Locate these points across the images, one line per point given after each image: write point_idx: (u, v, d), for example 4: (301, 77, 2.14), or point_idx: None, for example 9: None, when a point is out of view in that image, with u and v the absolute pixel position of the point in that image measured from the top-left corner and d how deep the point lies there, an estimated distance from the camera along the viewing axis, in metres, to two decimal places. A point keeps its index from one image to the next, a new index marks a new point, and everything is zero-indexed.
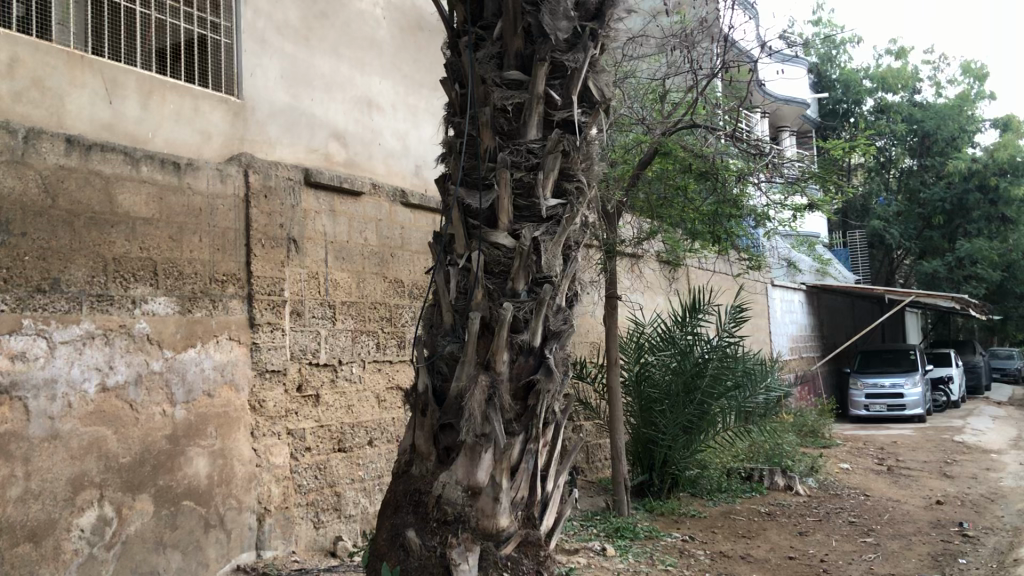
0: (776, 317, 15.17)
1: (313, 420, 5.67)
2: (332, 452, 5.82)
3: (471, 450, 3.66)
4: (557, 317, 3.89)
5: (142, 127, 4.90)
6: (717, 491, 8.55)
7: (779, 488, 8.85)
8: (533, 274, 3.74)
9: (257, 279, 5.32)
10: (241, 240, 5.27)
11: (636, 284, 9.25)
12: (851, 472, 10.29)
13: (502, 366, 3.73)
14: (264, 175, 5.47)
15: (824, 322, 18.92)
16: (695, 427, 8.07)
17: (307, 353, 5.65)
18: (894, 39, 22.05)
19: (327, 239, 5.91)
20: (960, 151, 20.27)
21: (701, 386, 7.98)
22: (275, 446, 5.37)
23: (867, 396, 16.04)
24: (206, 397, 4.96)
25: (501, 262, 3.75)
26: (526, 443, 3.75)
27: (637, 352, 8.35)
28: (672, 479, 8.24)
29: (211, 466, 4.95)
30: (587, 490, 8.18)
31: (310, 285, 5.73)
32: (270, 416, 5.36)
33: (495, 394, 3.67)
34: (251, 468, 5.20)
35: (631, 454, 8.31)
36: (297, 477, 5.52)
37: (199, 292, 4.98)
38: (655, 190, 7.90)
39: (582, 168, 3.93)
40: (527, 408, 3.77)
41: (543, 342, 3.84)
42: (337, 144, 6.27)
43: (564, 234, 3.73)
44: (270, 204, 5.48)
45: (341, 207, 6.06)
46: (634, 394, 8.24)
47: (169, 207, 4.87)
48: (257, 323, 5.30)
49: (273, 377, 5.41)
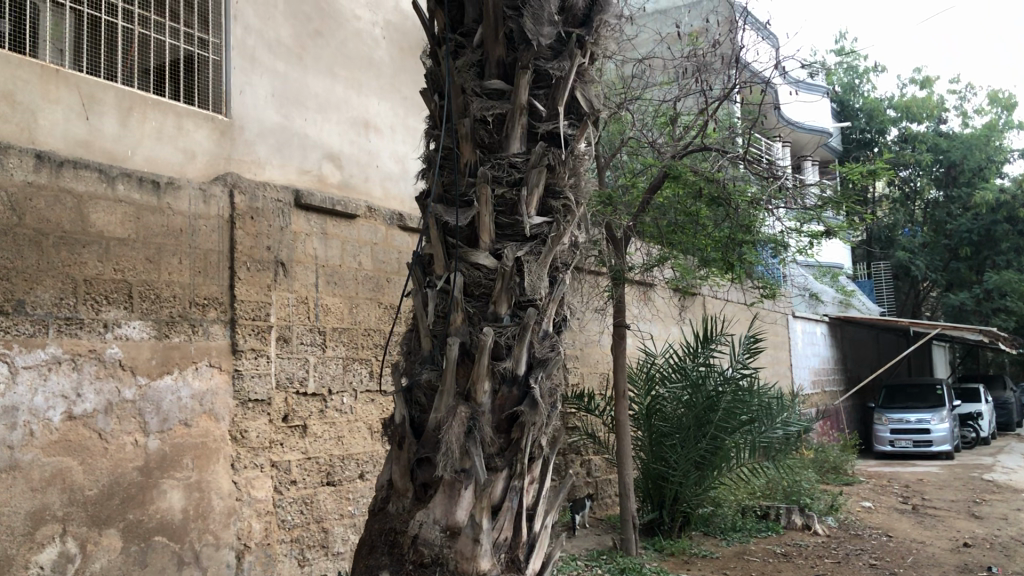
0: (797, 349, 14.79)
1: (299, 452, 5.42)
2: (320, 485, 5.56)
3: (450, 487, 3.38)
4: (543, 343, 3.62)
5: (120, 144, 4.72)
6: (731, 530, 8.18)
7: (796, 527, 8.48)
8: (516, 297, 3.50)
9: (241, 304, 5.10)
10: (224, 263, 5.06)
11: (643, 312, 8.96)
12: (874, 511, 9.88)
13: (484, 397, 3.45)
14: (251, 196, 5.27)
15: (847, 355, 18.47)
16: (707, 462, 7.72)
17: (294, 381, 5.42)
18: (918, 68, 21.71)
19: (318, 263, 5.69)
20: (989, 181, 19.72)
21: (713, 420, 7.67)
22: (257, 479, 5.12)
23: (892, 431, 15.56)
24: (182, 427, 4.73)
25: (482, 284, 3.51)
26: (509, 480, 3.48)
27: (647, 385, 7.97)
28: (683, 517, 7.91)
29: (187, 500, 4.70)
30: (594, 527, 7.85)
31: (299, 310, 5.51)
32: (252, 447, 5.12)
33: (475, 426, 3.41)
34: (230, 502, 4.95)
35: (641, 491, 7.98)
36: (280, 512, 5.26)
37: (178, 316, 4.77)
38: (666, 217, 7.63)
39: (569, 185, 3.68)
40: (510, 442, 3.49)
41: (528, 370, 3.56)
42: (331, 165, 6.08)
43: (549, 255, 3.49)
44: (257, 225, 5.27)
45: (333, 230, 5.85)
46: (644, 428, 7.94)
47: (146, 226, 4.66)
48: (240, 349, 5.07)
49: (256, 407, 5.17)
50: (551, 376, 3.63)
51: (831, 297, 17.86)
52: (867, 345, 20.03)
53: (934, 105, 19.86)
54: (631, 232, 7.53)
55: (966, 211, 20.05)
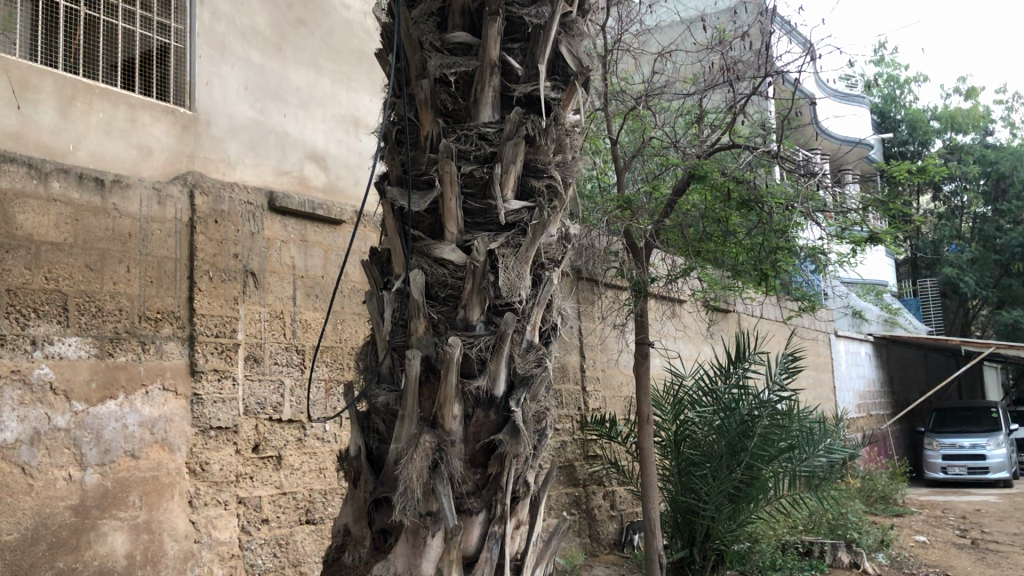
0: (840, 371, 13.93)
1: (272, 486, 4.79)
2: (298, 524, 4.91)
3: (413, 534, 2.78)
4: (527, 358, 2.97)
5: (60, 138, 4.16)
6: (771, 570, 7.32)
7: (843, 566, 7.67)
8: (490, 300, 2.87)
9: (202, 319, 4.51)
10: (182, 272, 4.48)
11: (670, 327, 8.20)
12: (929, 546, 8.99)
13: (454, 424, 2.85)
14: (215, 198, 4.69)
15: (894, 377, 17.49)
16: (743, 494, 6.94)
17: (266, 407, 4.79)
18: (963, 77, 20.68)
19: (295, 273, 5.09)
20: None
21: (748, 447, 6.90)
22: (220, 518, 4.48)
23: (944, 457, 14.59)
24: (128, 458, 4.13)
25: (448, 285, 2.88)
26: (487, 526, 2.86)
27: (675, 409, 7.33)
28: (716, 555, 7.10)
29: (132, 544, 4.08)
30: (619, 567, 7.10)
31: (273, 326, 4.90)
32: (215, 482, 4.48)
33: (441, 459, 2.80)
34: (187, 546, 4.31)
35: (670, 525, 7.23)
36: (249, 556, 4.60)
37: (124, 333, 4.18)
38: (692, 225, 6.95)
39: (556, 162, 3.06)
40: (487, 479, 2.88)
41: (508, 391, 2.94)
42: (315, 167, 5.50)
43: (529, 249, 2.89)
44: (223, 231, 4.69)
45: (315, 237, 5.26)
46: (673, 457, 7.23)
47: (87, 229, 4.10)
48: (199, 370, 4.47)
49: (220, 436, 4.54)
50: (537, 397, 2.99)
51: (876, 315, 16.96)
52: (915, 366, 19.04)
53: (981, 115, 18.81)
54: (654, 241, 6.85)
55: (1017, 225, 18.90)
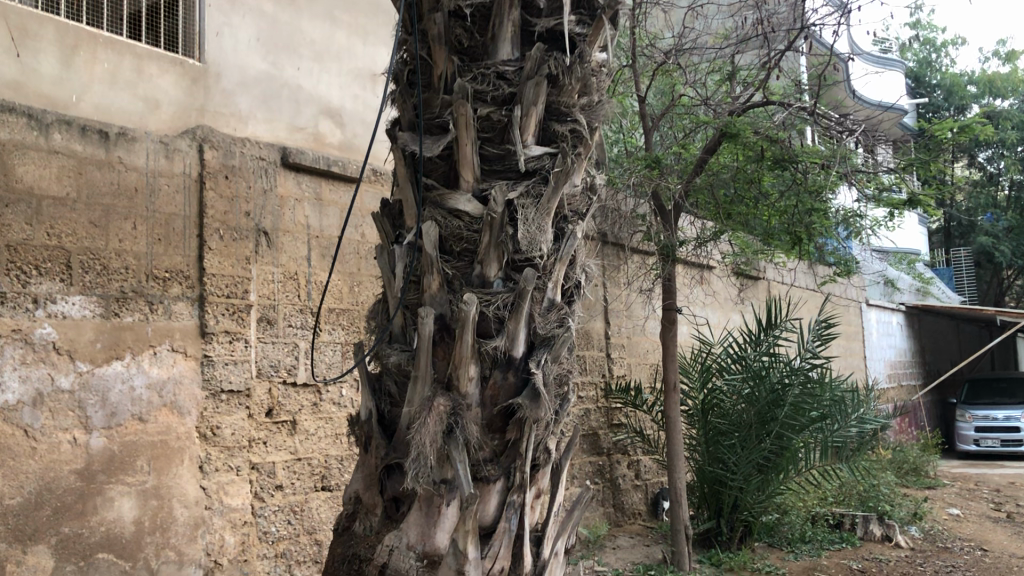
0: (870, 341, 13.61)
1: (286, 452, 4.64)
2: (314, 490, 4.76)
3: (426, 503, 2.65)
4: (548, 318, 2.79)
5: (62, 88, 3.99)
6: (800, 542, 7.14)
7: (875, 539, 7.45)
8: (509, 255, 2.68)
9: (212, 278, 4.35)
10: (191, 230, 4.31)
11: (699, 294, 7.95)
12: (963, 520, 8.75)
13: (470, 387, 2.68)
14: (225, 153, 4.51)
15: (926, 347, 17.15)
16: (772, 465, 6.75)
17: (280, 370, 4.63)
18: (1002, 40, 19.94)
19: (310, 233, 4.91)
20: None
21: (779, 417, 6.69)
22: (232, 484, 4.34)
23: (977, 430, 14.28)
24: (135, 422, 3.99)
25: (464, 238, 2.69)
26: (506, 495, 2.69)
27: (703, 376, 7.11)
28: (744, 527, 6.92)
29: (140, 510, 3.96)
30: (643, 538, 6.95)
31: (286, 288, 4.73)
32: (227, 447, 4.34)
33: (456, 424, 2.63)
34: (197, 512, 4.17)
35: (697, 496, 7.06)
36: (263, 523, 4.46)
37: (131, 292, 4.03)
38: (724, 187, 6.70)
39: (581, 105, 2.85)
40: (505, 446, 2.71)
41: (528, 352, 2.76)
42: (331, 124, 5.29)
43: (551, 199, 2.68)
44: (234, 187, 4.52)
45: (330, 195, 5.06)
46: (699, 426, 7.02)
47: (91, 184, 3.93)
48: (210, 332, 4.31)
49: (231, 400, 4.39)
50: (559, 359, 2.80)
51: (908, 285, 16.58)
52: (947, 337, 18.65)
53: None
54: (684, 203, 6.59)
55: None
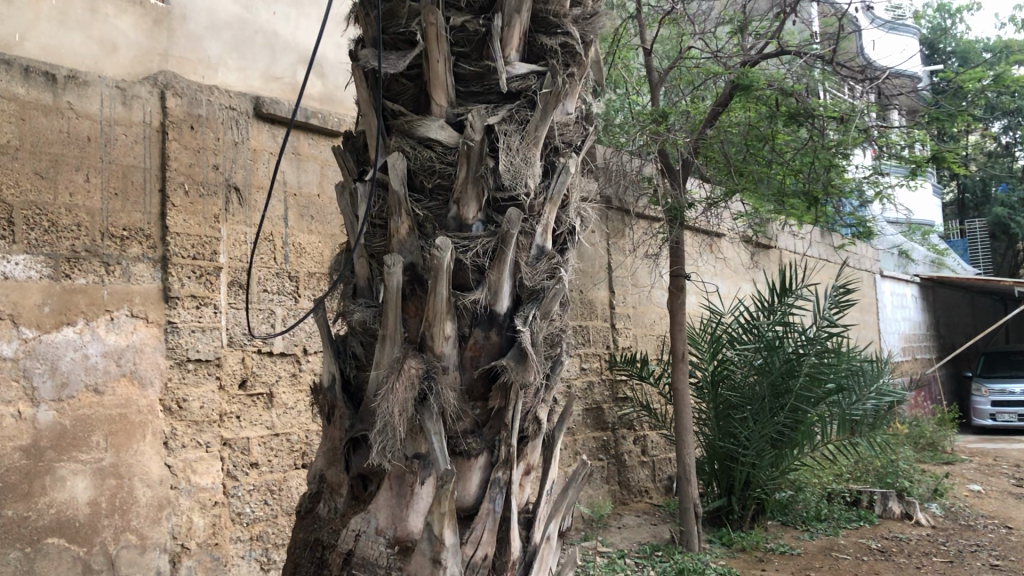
0: (885, 313, 13.21)
1: (262, 427, 4.28)
2: (293, 468, 4.40)
3: (397, 481, 2.31)
4: (537, 268, 2.41)
5: (4, 26, 3.61)
6: (816, 521, 6.80)
7: (894, 517, 7.09)
8: (490, 193, 2.32)
9: (176, 237, 3.98)
10: (152, 184, 3.94)
11: (708, 260, 7.53)
12: (985, 496, 8.39)
13: (446, 347, 2.33)
14: (191, 101, 4.12)
15: (941, 320, 16.73)
16: (786, 440, 6.39)
17: (254, 338, 4.26)
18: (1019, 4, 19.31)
19: (287, 190, 4.53)
20: None
21: (794, 388, 6.32)
22: (200, 462, 3.97)
23: (993, 404, 13.89)
24: (90, 393, 3.64)
25: (436, 173, 2.32)
26: (489, 472, 2.35)
27: (712, 347, 6.69)
28: (757, 505, 6.57)
29: (96, 491, 3.61)
30: (650, 517, 6.62)
31: (261, 249, 4.35)
32: (195, 421, 3.98)
33: (430, 390, 2.28)
34: (162, 492, 3.82)
35: (707, 473, 6.70)
36: (236, 503, 4.11)
37: (84, 251, 3.66)
38: (734, 144, 6.28)
39: (574, 16, 2.51)
40: (489, 415, 2.37)
41: (514, 307, 2.40)
42: (310, 74, 4.91)
43: (539, 125, 2.33)
44: (200, 138, 4.13)
45: (308, 150, 4.68)
46: (709, 399, 6.64)
47: (36, 131, 3.56)
48: (175, 296, 3.95)
49: (199, 370, 4.03)
50: (549, 314, 2.43)
51: (922, 256, 16.14)
52: (962, 310, 18.22)
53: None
54: (693, 161, 6.18)
55: None
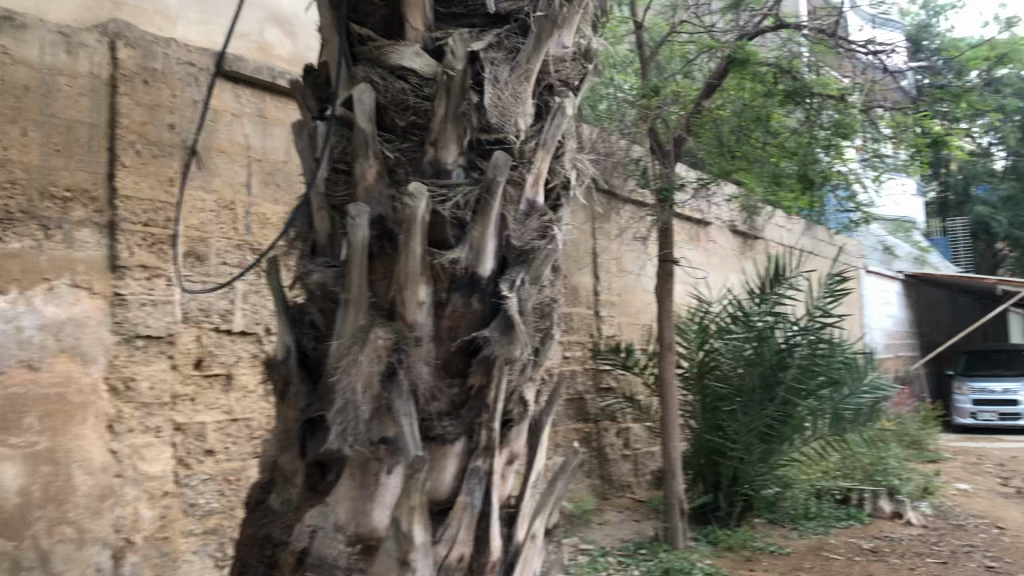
0: (869, 309, 13.02)
1: (219, 412, 3.92)
2: (253, 457, 4.05)
3: (361, 469, 2.00)
4: (526, 226, 2.13)
5: None
6: (804, 519, 6.60)
7: (884, 516, 6.86)
8: (472, 134, 2.11)
9: (125, 201, 3.63)
10: (99, 142, 3.58)
11: (695, 250, 7.18)
12: (973, 495, 8.18)
13: (420, 315, 2.03)
14: (146, 53, 3.76)
15: (923, 318, 16.58)
16: (776, 434, 6.12)
17: (211, 315, 3.90)
18: None
19: (250, 154, 4.17)
20: None
21: (784, 380, 6.06)
22: (149, 448, 3.62)
23: (974, 403, 13.73)
24: (24, 370, 3.27)
25: (412, 107, 2.13)
26: (468, 460, 2.06)
27: (700, 337, 6.42)
28: (744, 502, 6.31)
29: (28, 479, 3.24)
30: (632, 513, 6.33)
31: (221, 218, 4.00)
32: (143, 403, 3.63)
33: (400, 363, 2.00)
34: (105, 481, 3.46)
35: (692, 468, 6.44)
36: (189, 494, 3.76)
37: (20, 213, 3.30)
38: (728, 123, 5.99)
39: None
40: (467, 395, 2.08)
41: (499, 270, 2.09)
42: (279, 33, 4.55)
43: (529, 58, 2.19)
44: (155, 94, 3.78)
45: (274, 113, 4.31)
46: (696, 391, 6.38)
47: None
48: (123, 266, 3.60)
49: (149, 348, 3.67)
50: (540, 279, 2.13)
51: (905, 253, 15.96)
52: (943, 308, 18.09)
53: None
54: (685, 141, 5.86)
55: None
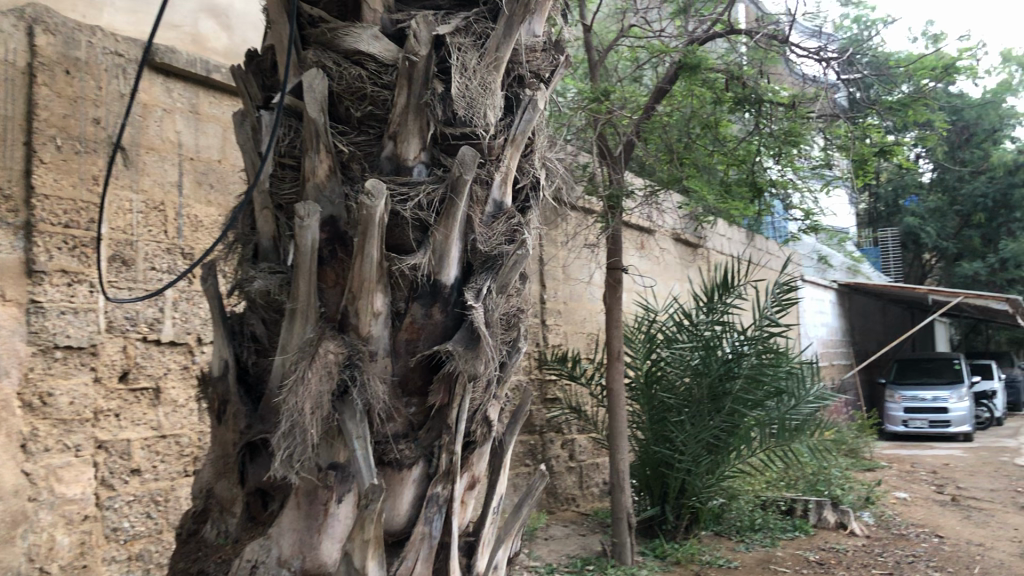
0: (805, 319, 13.14)
1: (146, 428, 3.65)
2: (182, 476, 3.78)
3: (307, 498, 1.81)
4: (495, 230, 2.07)
5: None
6: (750, 531, 6.49)
7: (829, 527, 6.82)
8: (438, 125, 2.04)
9: (43, 200, 3.34)
10: (15, 135, 3.29)
11: (640, 258, 7.06)
12: (912, 504, 8.23)
13: (376, 327, 1.88)
14: (67, 40, 3.48)
15: (856, 327, 16.85)
16: (724, 444, 6.00)
17: (138, 324, 3.63)
18: None
19: (182, 152, 3.90)
20: (999, 149, 16.81)
21: (732, 391, 5.94)
22: (68, 468, 3.34)
23: (905, 410, 13.93)
24: None
25: (371, 96, 2.03)
26: (427, 487, 1.91)
27: (646, 346, 6.33)
28: (691, 514, 6.22)
29: None
30: (579, 527, 6.18)
31: (150, 220, 3.73)
32: (61, 420, 3.34)
33: (353, 381, 1.83)
34: (18, 506, 3.16)
35: (638, 480, 6.32)
36: (112, 517, 3.47)
37: None
38: (677, 132, 5.93)
39: None
40: (427, 415, 1.94)
41: (465, 276, 2.02)
42: (214, 25, 4.30)
43: (500, 44, 2.14)
44: (78, 85, 3.50)
45: (209, 109, 4.06)
46: (643, 402, 6.25)
47: None
48: (40, 270, 3.30)
49: (69, 359, 3.38)
50: (508, 287, 2.08)
51: (839, 263, 16.19)
52: (875, 317, 18.42)
53: (1010, 83, 16.80)
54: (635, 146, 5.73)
55: (978, 176, 17.47)
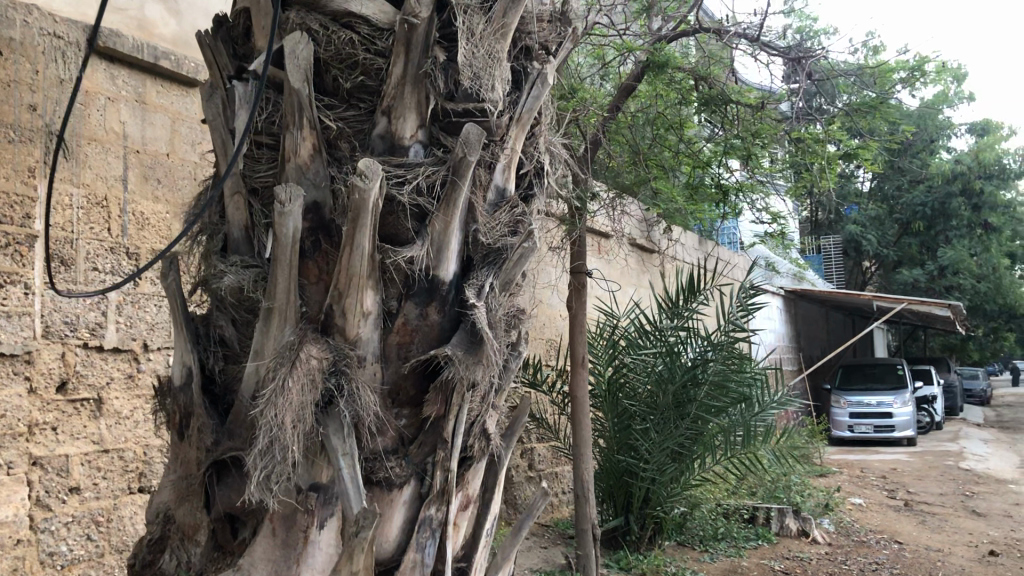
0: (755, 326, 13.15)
1: (86, 442, 3.35)
2: (125, 493, 3.49)
3: (284, 524, 1.67)
4: (496, 221, 2.00)
5: None
6: (713, 540, 6.35)
7: (791, 535, 6.73)
8: (440, 101, 1.97)
9: None
10: None
11: (599, 262, 6.91)
12: (867, 510, 8.21)
13: (364, 329, 1.76)
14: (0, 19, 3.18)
15: (801, 333, 16.99)
16: (688, 451, 5.85)
17: (77, 329, 3.33)
18: None
19: (127, 144, 3.62)
20: (936, 158, 17.10)
21: (697, 397, 5.77)
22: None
23: (851, 416, 14.03)
24: None
25: (366, 67, 1.95)
26: (420, 509, 1.77)
27: (609, 352, 6.09)
28: (655, 524, 6.06)
29: None
30: (540, 539, 5.98)
31: (91, 216, 3.44)
32: None
33: (339, 391, 1.71)
34: None
35: (601, 489, 6.14)
36: (48, 541, 3.17)
37: None
38: (640, 134, 5.86)
39: None
40: (420, 428, 1.82)
41: (464, 270, 1.94)
42: (162, 10, 4.03)
43: (507, 10, 2.08)
44: (12, 67, 3.21)
45: (157, 99, 3.78)
46: (607, 409, 6.05)
47: None
48: None
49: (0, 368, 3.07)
50: (509, 284, 2.00)
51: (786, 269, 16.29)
52: (819, 324, 18.62)
53: (947, 94, 17.12)
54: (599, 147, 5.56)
55: (917, 185, 17.74)
